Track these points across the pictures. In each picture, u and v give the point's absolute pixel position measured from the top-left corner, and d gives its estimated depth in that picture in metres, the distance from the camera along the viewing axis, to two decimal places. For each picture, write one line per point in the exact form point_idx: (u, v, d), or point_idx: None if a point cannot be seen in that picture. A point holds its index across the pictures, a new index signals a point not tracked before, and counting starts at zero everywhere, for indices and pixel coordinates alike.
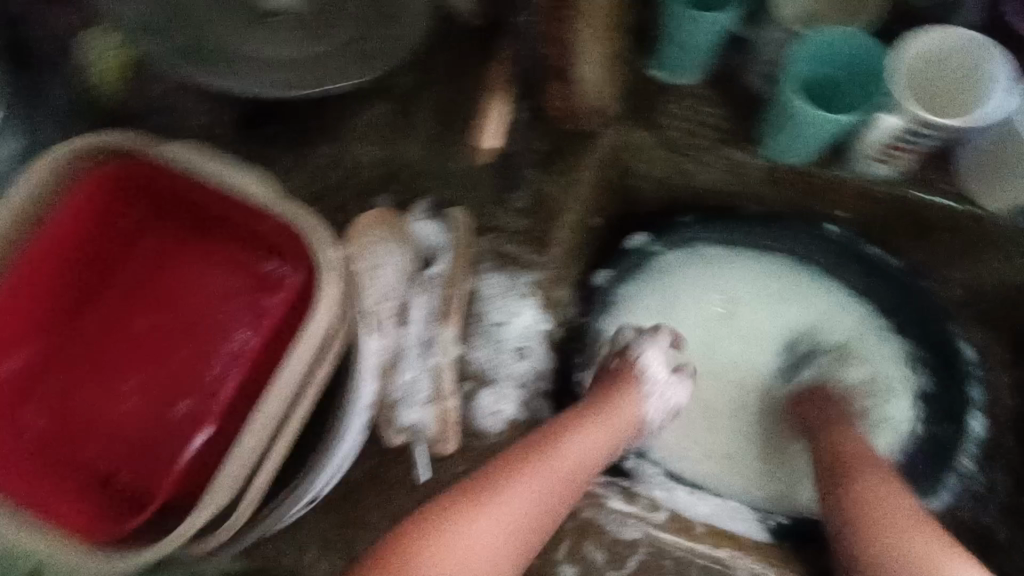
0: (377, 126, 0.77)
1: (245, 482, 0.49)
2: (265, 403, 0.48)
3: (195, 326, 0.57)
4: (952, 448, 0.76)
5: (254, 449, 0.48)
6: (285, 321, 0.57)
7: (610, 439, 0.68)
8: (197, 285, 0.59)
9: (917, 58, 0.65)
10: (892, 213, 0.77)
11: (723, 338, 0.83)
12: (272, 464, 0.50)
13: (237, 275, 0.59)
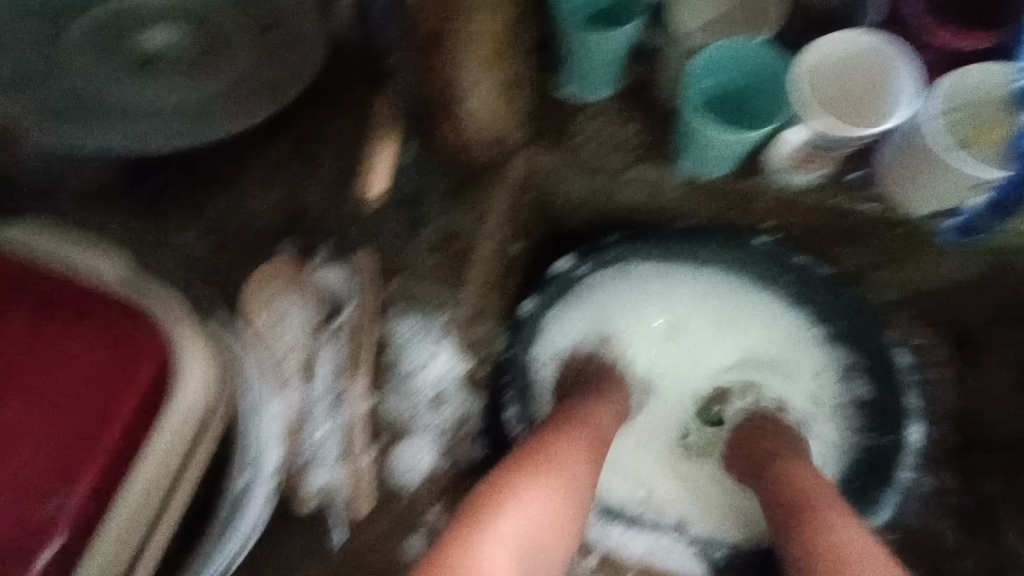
0: (276, 168, 0.73)
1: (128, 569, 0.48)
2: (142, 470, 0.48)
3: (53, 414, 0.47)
4: (890, 459, 0.76)
5: (137, 527, 0.48)
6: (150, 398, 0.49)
7: (566, 498, 0.63)
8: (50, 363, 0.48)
9: (819, 61, 0.63)
10: (816, 221, 0.74)
11: (663, 356, 0.82)
12: (153, 547, 0.49)
13: (99, 346, 0.49)
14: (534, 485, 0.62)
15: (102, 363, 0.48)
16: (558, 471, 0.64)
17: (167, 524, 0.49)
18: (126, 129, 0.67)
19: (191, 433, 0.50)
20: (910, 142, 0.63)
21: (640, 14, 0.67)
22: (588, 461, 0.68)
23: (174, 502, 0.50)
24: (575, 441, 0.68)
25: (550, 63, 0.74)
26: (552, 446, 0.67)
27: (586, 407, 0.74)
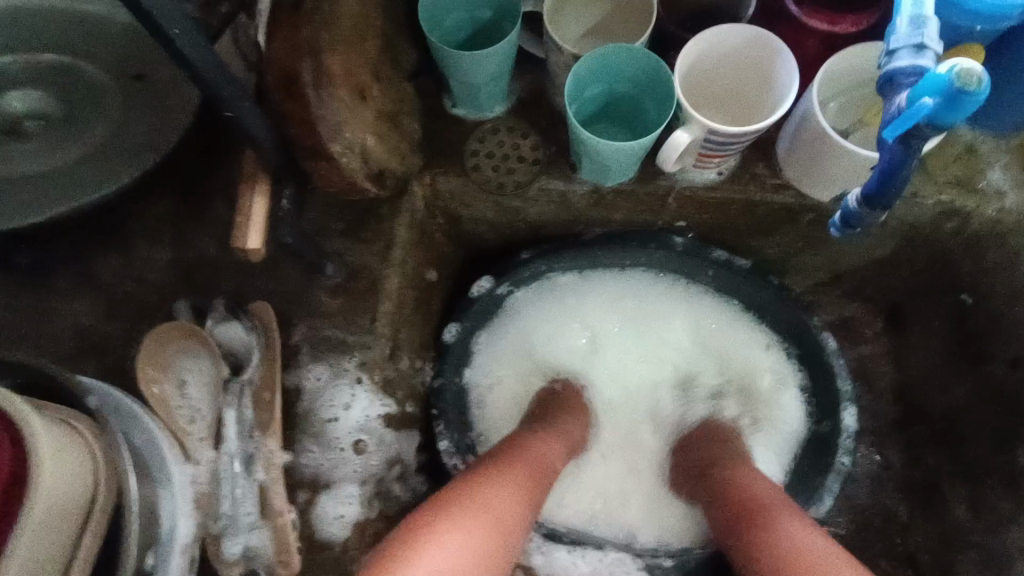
0: (167, 226, 0.70)
1: None
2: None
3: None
4: (831, 444, 0.73)
5: None
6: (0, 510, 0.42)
7: (496, 540, 0.51)
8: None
9: (694, 60, 0.61)
10: (728, 215, 0.73)
11: (589, 368, 0.79)
12: None
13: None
14: (464, 504, 0.52)
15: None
16: (488, 503, 0.52)
17: None
18: (8, 201, 0.66)
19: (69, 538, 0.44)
20: (809, 129, 0.60)
21: (516, 21, 0.63)
22: (523, 508, 0.55)
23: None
24: (516, 477, 0.57)
25: (437, 86, 0.72)
26: (491, 477, 0.56)
27: (542, 433, 0.67)
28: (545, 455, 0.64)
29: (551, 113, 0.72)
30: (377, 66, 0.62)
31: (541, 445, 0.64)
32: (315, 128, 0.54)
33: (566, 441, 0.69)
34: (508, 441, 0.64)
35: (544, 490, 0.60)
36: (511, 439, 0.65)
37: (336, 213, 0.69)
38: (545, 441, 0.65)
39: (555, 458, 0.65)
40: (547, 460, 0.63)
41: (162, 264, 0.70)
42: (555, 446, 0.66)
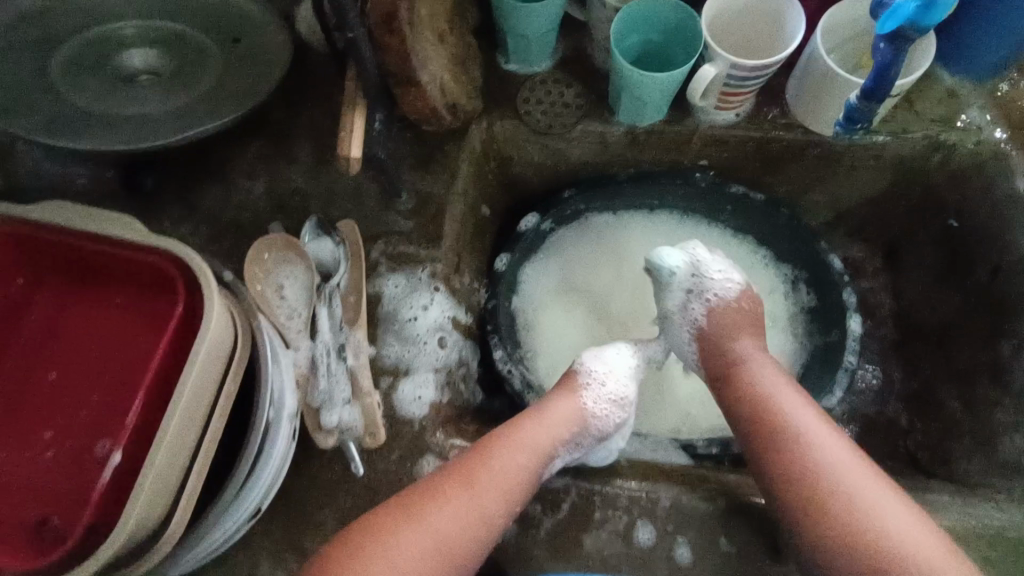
0: (260, 162, 0.81)
1: (179, 481, 0.53)
2: (179, 403, 0.51)
3: (119, 364, 0.57)
4: (838, 350, 0.83)
5: (184, 449, 0.52)
6: (183, 344, 0.54)
7: (443, 558, 0.58)
8: (111, 324, 0.58)
9: (718, 11, 0.73)
10: (746, 155, 0.85)
11: (615, 290, 0.91)
12: (199, 460, 0.54)
13: (131, 320, 0.58)
14: (410, 528, 0.59)
15: (144, 323, 0.57)
16: (481, 492, 0.62)
17: (210, 445, 0.55)
18: (125, 129, 0.74)
19: (222, 371, 0.55)
20: (813, 65, 0.72)
21: None
22: (479, 519, 0.61)
23: (206, 443, 0.54)
24: (476, 486, 0.62)
25: (492, 46, 0.84)
26: (445, 495, 0.61)
27: (524, 424, 0.68)
28: (525, 452, 0.65)
29: (591, 68, 0.84)
30: (448, 19, 0.74)
31: (533, 429, 0.68)
32: (407, 58, 0.66)
33: (559, 427, 0.69)
34: (488, 436, 0.66)
35: (519, 488, 0.63)
36: (492, 435, 0.66)
37: (408, 149, 0.80)
38: (529, 431, 0.67)
39: (541, 453, 0.66)
40: (521, 459, 0.65)
41: (257, 194, 0.80)
42: (544, 434, 0.67)
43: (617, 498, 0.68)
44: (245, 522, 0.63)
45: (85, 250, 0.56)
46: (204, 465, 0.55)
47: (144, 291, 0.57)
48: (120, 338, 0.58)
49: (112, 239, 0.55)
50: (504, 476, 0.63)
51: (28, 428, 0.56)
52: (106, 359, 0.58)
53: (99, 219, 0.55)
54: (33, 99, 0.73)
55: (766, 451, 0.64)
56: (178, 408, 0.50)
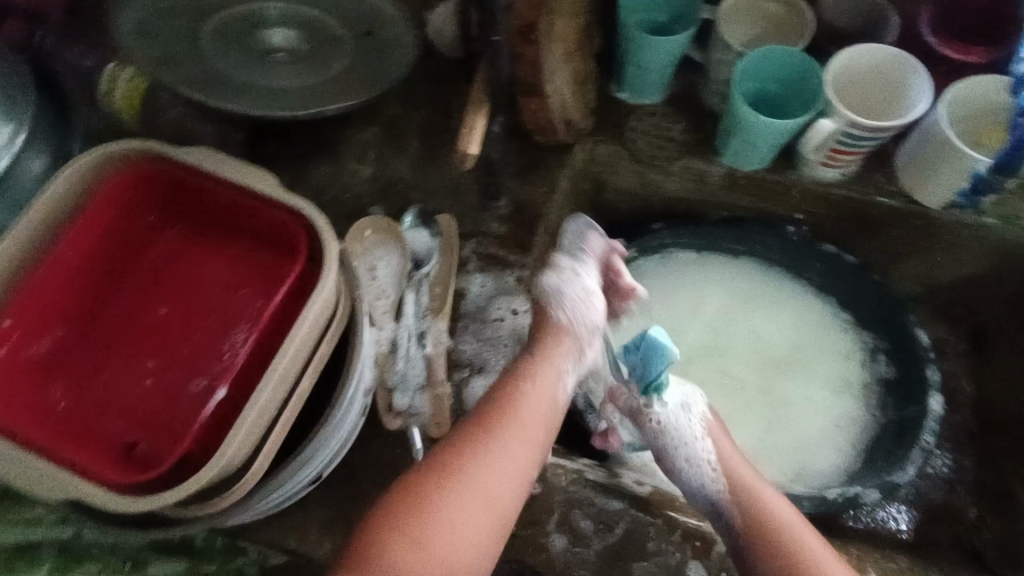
0: (371, 147, 0.85)
1: (266, 431, 0.54)
2: (282, 354, 0.53)
3: (228, 309, 0.61)
4: (914, 427, 0.79)
5: (276, 401, 0.54)
6: (293, 299, 0.57)
7: (494, 507, 0.58)
8: (229, 272, 0.62)
9: (841, 70, 0.75)
10: (845, 216, 0.84)
11: (684, 328, 0.90)
12: (286, 414, 0.55)
13: (247, 271, 0.62)
14: (459, 493, 0.57)
15: (259, 277, 0.62)
16: (502, 446, 0.60)
17: (297, 403, 0.56)
18: (260, 97, 0.79)
19: (320, 333, 0.57)
20: (933, 135, 0.72)
21: (692, 24, 0.79)
22: (509, 473, 0.60)
23: (294, 399, 0.55)
24: (510, 441, 0.61)
25: (608, 73, 0.87)
26: (479, 449, 0.60)
27: (534, 370, 0.66)
28: (538, 396, 0.64)
29: (701, 108, 0.86)
30: (576, 40, 0.77)
31: (537, 368, 0.66)
32: (537, 69, 0.70)
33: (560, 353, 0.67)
34: (505, 386, 0.65)
35: (539, 431, 0.63)
36: (506, 387, 0.65)
37: (514, 156, 0.83)
38: (536, 370, 0.66)
39: (548, 384, 0.66)
40: (536, 413, 0.64)
41: (363, 176, 0.83)
42: (550, 379, 0.66)
43: (673, 533, 0.67)
44: (307, 485, 0.64)
45: (218, 196, 0.60)
46: (289, 421, 0.56)
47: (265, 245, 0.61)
48: (233, 288, 0.62)
49: (252, 192, 0.59)
50: (522, 432, 0.62)
51: (133, 357, 0.60)
52: (217, 305, 0.61)
53: (236, 169, 0.58)
54: (181, 57, 0.79)
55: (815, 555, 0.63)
56: (282, 359, 0.52)
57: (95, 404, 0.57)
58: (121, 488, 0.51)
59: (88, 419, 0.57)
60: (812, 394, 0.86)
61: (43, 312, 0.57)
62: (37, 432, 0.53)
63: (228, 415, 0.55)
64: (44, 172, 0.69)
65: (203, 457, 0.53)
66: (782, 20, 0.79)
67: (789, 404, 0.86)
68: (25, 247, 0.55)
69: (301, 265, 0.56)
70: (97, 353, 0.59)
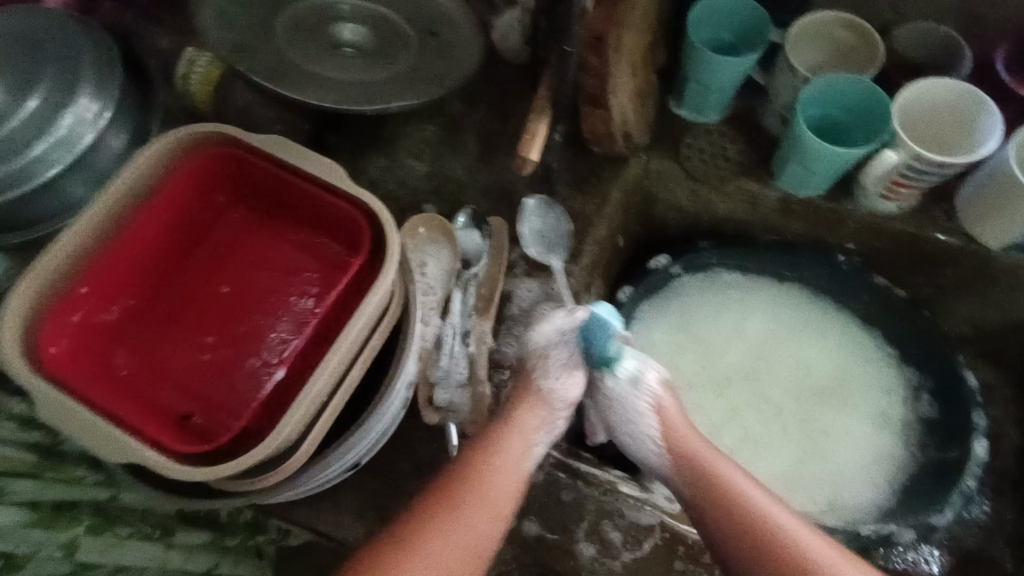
0: (428, 146, 0.86)
1: (318, 414, 0.56)
2: (340, 342, 0.54)
3: (287, 295, 0.63)
4: (955, 470, 0.78)
5: (329, 388, 0.55)
6: (353, 289, 0.58)
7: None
8: (291, 258, 0.64)
9: (907, 103, 0.74)
10: (898, 250, 0.83)
11: (723, 349, 0.89)
12: (336, 401, 0.57)
13: (308, 258, 0.64)
14: (420, 556, 0.57)
15: (318, 265, 0.63)
16: (466, 518, 0.60)
17: (347, 391, 0.57)
18: (328, 90, 0.81)
19: (375, 325, 0.58)
20: (999, 176, 0.70)
21: (759, 46, 0.79)
22: (473, 546, 0.59)
23: (345, 386, 0.57)
24: (474, 509, 0.61)
25: (668, 89, 0.87)
26: (441, 520, 0.59)
27: (505, 438, 0.65)
28: (522, 446, 0.65)
29: (759, 130, 0.86)
30: (641, 54, 0.78)
31: (506, 439, 0.65)
32: (602, 80, 0.71)
33: (534, 427, 0.67)
34: (472, 452, 0.65)
35: (506, 501, 0.62)
36: (494, 432, 0.66)
37: (568, 165, 0.84)
38: (508, 441, 0.65)
39: (518, 452, 0.65)
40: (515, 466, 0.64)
41: (419, 174, 0.85)
42: (521, 446, 0.66)
43: (701, 553, 0.67)
44: (346, 471, 0.66)
45: (288, 183, 0.62)
46: (338, 408, 0.58)
47: (326, 235, 0.63)
48: (293, 275, 0.64)
49: (320, 181, 0.60)
50: (485, 504, 0.62)
51: (195, 333, 0.62)
52: (277, 289, 0.63)
53: (308, 159, 0.60)
54: (256, 46, 0.82)
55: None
56: (339, 346, 0.54)
57: (158, 374, 0.60)
58: (181, 458, 0.52)
59: (150, 389, 0.59)
60: (849, 427, 0.85)
61: (115, 283, 0.60)
62: (106, 398, 0.55)
63: (282, 396, 0.56)
64: (123, 149, 0.72)
65: (258, 435, 0.54)
66: (851, 48, 0.79)
67: (826, 435, 0.85)
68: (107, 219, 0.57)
69: (363, 256, 0.58)
70: (162, 326, 0.62)
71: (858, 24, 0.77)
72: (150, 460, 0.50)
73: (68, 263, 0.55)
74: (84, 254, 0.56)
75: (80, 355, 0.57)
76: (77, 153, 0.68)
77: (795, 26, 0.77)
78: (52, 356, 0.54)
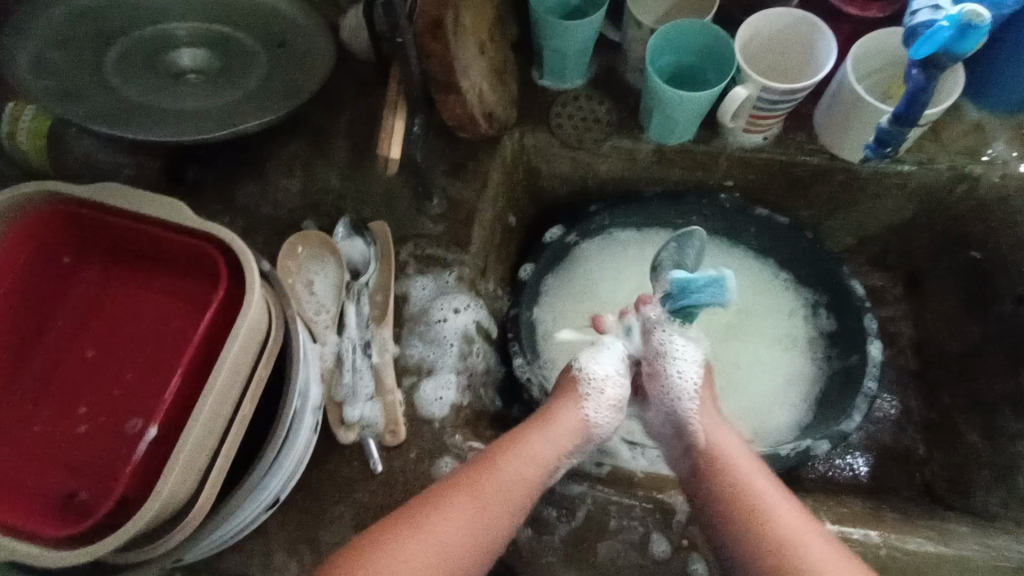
0: (297, 161, 0.83)
1: (207, 462, 0.53)
2: (213, 384, 0.51)
3: (157, 345, 0.60)
4: (858, 374, 0.82)
5: (212, 434, 0.53)
6: (222, 326, 0.56)
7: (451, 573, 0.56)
8: (155, 306, 0.61)
9: (749, 37, 0.77)
10: (774, 178, 0.86)
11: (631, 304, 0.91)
12: (225, 445, 0.54)
13: (173, 302, 0.61)
14: (414, 542, 0.56)
15: (186, 308, 0.60)
16: (459, 517, 0.58)
17: (235, 433, 0.55)
18: (173, 121, 0.76)
19: (253, 358, 0.56)
20: (842, 93, 0.74)
21: (603, 4, 0.79)
22: (481, 530, 0.58)
23: (234, 427, 0.55)
24: (480, 498, 0.59)
25: (528, 61, 0.87)
26: (447, 508, 0.58)
27: (551, 421, 0.66)
28: (544, 452, 0.64)
29: (624, 87, 0.86)
30: (488, 32, 0.77)
31: (539, 431, 0.66)
32: (450, 65, 0.70)
33: (567, 435, 0.66)
34: (492, 449, 0.63)
35: (521, 502, 0.61)
36: (518, 433, 0.65)
37: (442, 155, 0.82)
38: (535, 438, 0.65)
39: (550, 449, 0.64)
40: (529, 471, 0.62)
41: (293, 192, 0.82)
42: (569, 430, 0.66)
43: (634, 509, 0.68)
44: (264, 510, 0.64)
45: (132, 230, 0.58)
46: (230, 451, 0.55)
47: (188, 275, 0.60)
48: (161, 323, 0.60)
49: (166, 223, 0.57)
50: (523, 467, 0.62)
51: (63, 405, 0.58)
52: (145, 341, 0.60)
53: (147, 201, 0.57)
54: (83, 88, 0.76)
55: (762, 553, 0.57)
56: (212, 390, 0.51)
57: (31, 458, 0.56)
58: (60, 541, 0.49)
59: (22, 475, 0.55)
60: (760, 354, 0.89)
61: None
62: None
63: (166, 453, 0.53)
64: None
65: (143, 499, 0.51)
66: None
67: (744, 366, 0.88)
68: None
69: (225, 289, 0.55)
70: (28, 406, 0.58)
71: None
72: (21, 553, 0.46)
73: None
74: None
75: None
76: None
77: None
78: None
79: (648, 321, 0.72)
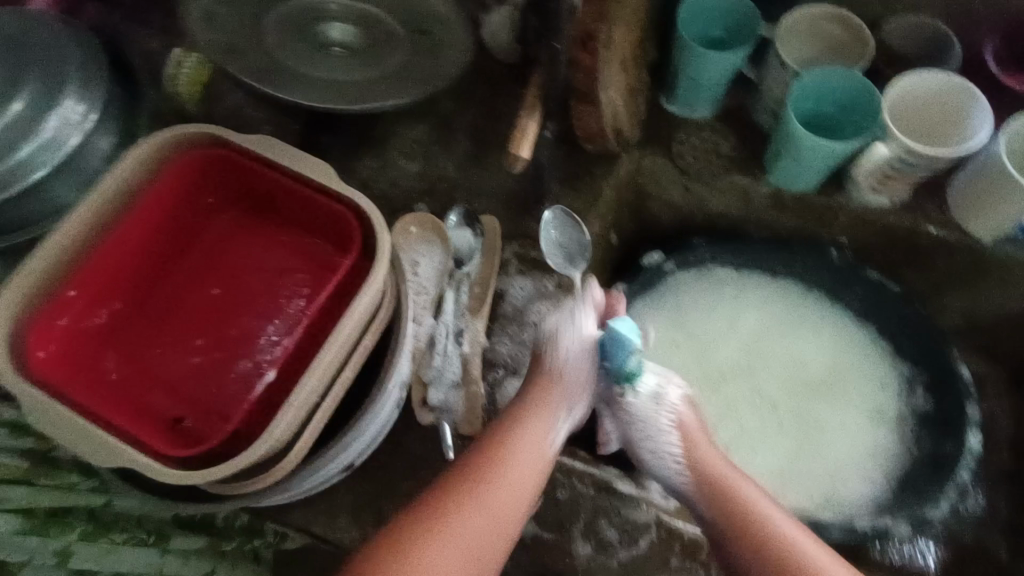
0: (419, 145, 0.86)
1: (307, 418, 0.55)
2: (330, 345, 0.53)
3: (276, 297, 0.63)
4: (950, 466, 0.78)
5: (318, 391, 0.54)
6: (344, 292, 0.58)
7: (495, 533, 0.56)
8: (281, 260, 0.64)
9: (900, 95, 0.74)
10: (893, 244, 0.83)
11: (715, 342, 0.89)
12: (326, 404, 0.56)
13: (298, 260, 0.64)
14: (456, 505, 0.56)
15: (308, 268, 0.63)
16: (495, 475, 0.58)
17: (337, 394, 0.56)
18: (318, 89, 0.80)
19: (365, 327, 0.58)
20: (990, 165, 0.70)
21: (749, 41, 0.78)
22: (516, 488, 0.59)
23: (335, 390, 0.56)
24: (514, 460, 0.60)
25: (659, 85, 0.87)
26: (485, 468, 0.59)
27: (543, 392, 0.66)
28: (546, 417, 0.64)
29: (752, 126, 0.85)
30: (631, 51, 0.78)
31: (543, 389, 0.66)
32: (592, 77, 0.71)
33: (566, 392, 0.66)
34: (513, 407, 0.65)
35: (543, 460, 0.62)
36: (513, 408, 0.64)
37: (560, 162, 0.83)
38: (544, 395, 0.65)
39: (553, 410, 0.65)
40: (544, 430, 0.63)
41: (411, 173, 0.85)
42: (557, 403, 0.66)
43: (699, 551, 0.66)
44: (339, 473, 0.65)
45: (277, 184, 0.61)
46: (328, 412, 0.57)
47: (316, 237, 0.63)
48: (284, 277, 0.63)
49: (310, 185, 0.60)
50: (535, 422, 0.63)
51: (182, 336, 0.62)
52: (266, 291, 0.63)
53: (298, 159, 0.60)
54: (243, 46, 0.81)
55: None
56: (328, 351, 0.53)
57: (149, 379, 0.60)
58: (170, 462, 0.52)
59: (140, 394, 0.59)
60: (845, 423, 0.85)
61: (101, 286, 0.59)
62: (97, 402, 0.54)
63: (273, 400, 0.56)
64: (110, 151, 0.73)
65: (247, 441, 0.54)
66: (842, 44, 0.79)
67: (825, 432, 0.85)
68: (88, 229, 0.56)
69: (354, 258, 0.58)
70: (152, 331, 0.62)
71: (850, 19, 0.77)
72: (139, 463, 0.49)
73: (53, 266, 0.55)
74: (71, 259, 0.56)
75: (70, 360, 0.57)
76: (64, 154, 0.69)
77: (786, 19, 0.77)
78: (38, 360, 0.53)
79: (609, 396, 0.70)
